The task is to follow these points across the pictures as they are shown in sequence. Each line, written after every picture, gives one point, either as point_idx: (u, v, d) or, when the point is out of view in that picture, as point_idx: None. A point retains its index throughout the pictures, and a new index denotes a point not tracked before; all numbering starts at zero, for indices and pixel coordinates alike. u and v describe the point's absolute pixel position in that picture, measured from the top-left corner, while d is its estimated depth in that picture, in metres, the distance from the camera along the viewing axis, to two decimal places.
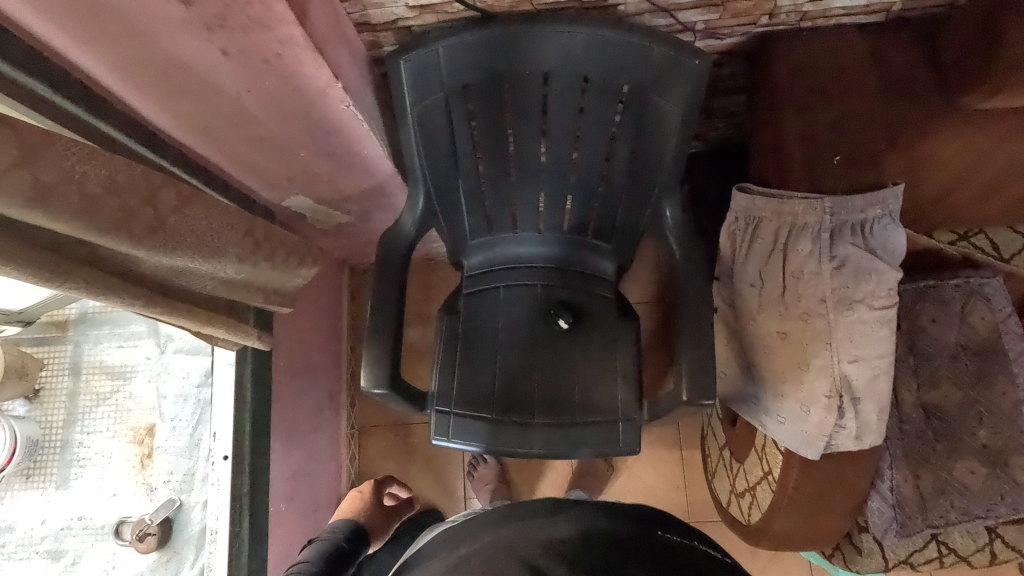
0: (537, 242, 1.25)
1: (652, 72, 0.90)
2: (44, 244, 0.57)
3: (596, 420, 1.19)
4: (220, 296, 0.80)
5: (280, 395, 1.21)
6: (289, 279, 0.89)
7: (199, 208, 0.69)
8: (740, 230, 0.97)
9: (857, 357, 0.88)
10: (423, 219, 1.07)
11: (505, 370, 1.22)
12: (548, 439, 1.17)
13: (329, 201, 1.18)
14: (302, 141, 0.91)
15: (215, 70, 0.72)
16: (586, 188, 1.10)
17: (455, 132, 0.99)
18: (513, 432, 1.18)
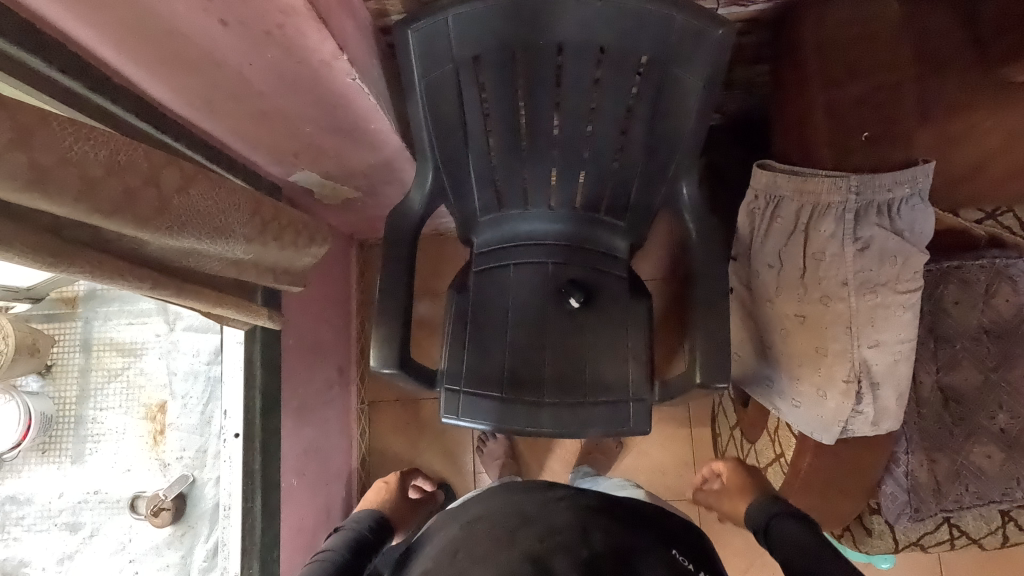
0: (549, 219, 1.22)
1: (671, 43, 0.86)
2: (44, 226, 0.55)
3: (606, 399, 1.18)
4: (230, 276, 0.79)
5: (290, 372, 1.22)
6: (299, 258, 0.88)
7: (205, 187, 0.67)
8: (759, 208, 0.93)
9: (878, 342, 0.85)
10: (432, 196, 1.04)
11: (515, 349, 1.21)
12: (559, 418, 1.17)
13: (336, 176, 1.16)
14: (307, 114, 0.88)
15: (216, 42, 0.69)
16: (600, 164, 1.06)
17: (465, 104, 0.96)
18: (522, 411, 1.18)
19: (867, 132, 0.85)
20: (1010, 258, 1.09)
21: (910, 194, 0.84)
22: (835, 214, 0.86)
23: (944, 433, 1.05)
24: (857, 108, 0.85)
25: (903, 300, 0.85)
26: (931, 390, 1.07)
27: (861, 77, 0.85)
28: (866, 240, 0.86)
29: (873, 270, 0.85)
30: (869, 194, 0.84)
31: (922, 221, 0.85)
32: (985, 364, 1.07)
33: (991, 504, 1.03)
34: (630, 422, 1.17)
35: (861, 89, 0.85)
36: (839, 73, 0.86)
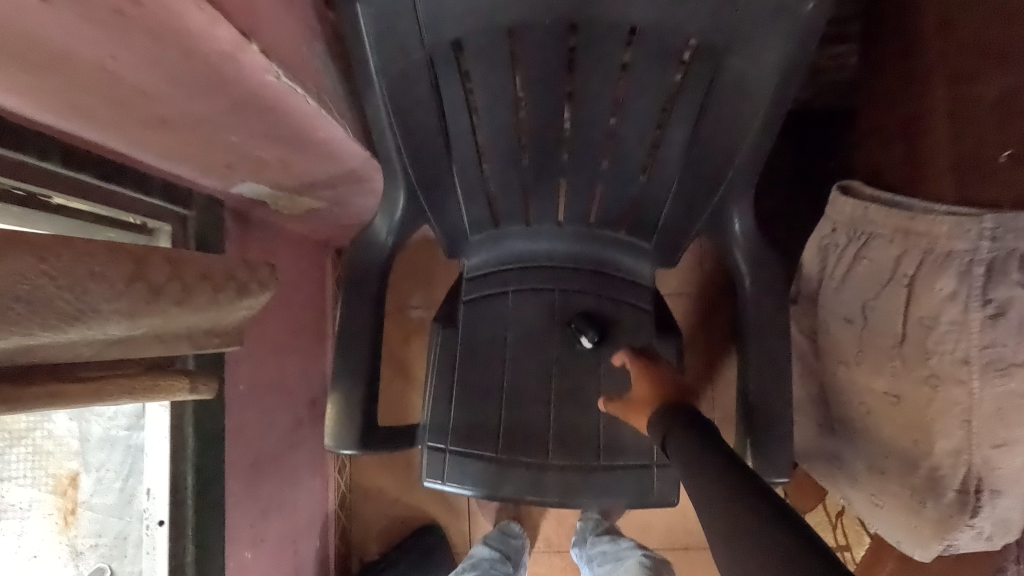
0: (557, 239, 0.98)
1: (730, 21, 0.62)
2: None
3: (624, 463, 0.96)
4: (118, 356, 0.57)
5: (243, 423, 1.01)
6: (228, 312, 0.66)
7: (28, 261, 0.42)
8: (836, 244, 0.79)
9: (1005, 442, 0.64)
10: (405, 221, 0.81)
11: (513, 399, 0.99)
12: (565, 486, 0.96)
13: (289, 187, 0.93)
14: (229, 122, 0.64)
15: (56, 29, 0.43)
16: (623, 176, 0.82)
17: (446, 103, 0.72)
18: (522, 476, 0.96)
19: (1009, 151, 0.63)
20: None
21: None
22: (956, 266, 0.64)
23: None
24: (993, 116, 0.65)
25: None
26: None
27: (1008, 73, 0.64)
28: (1003, 304, 0.62)
29: (1008, 348, 0.62)
30: (1007, 241, 0.62)
31: None
32: None
33: None
34: (652, 492, 0.96)
35: (1002, 90, 0.65)
36: (976, 70, 0.68)
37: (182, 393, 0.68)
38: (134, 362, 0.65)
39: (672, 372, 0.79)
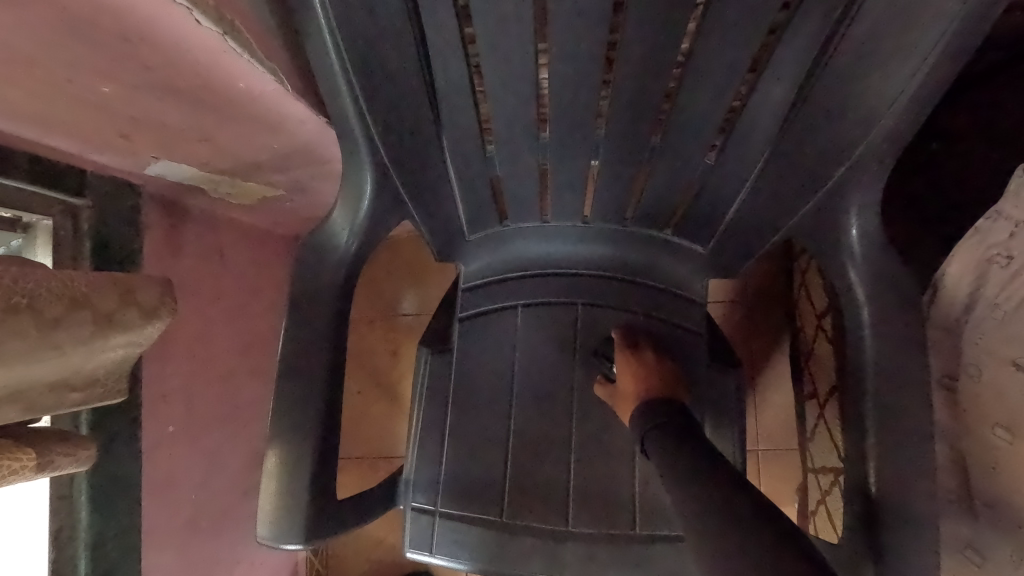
0: (581, 239, 0.75)
1: None
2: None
3: (670, 534, 0.73)
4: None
5: (172, 474, 0.78)
6: (87, 354, 0.48)
7: None
8: (999, 261, 0.56)
9: None
10: (375, 215, 0.57)
11: (522, 445, 0.76)
12: (592, 563, 0.73)
13: (227, 167, 0.69)
14: (76, 53, 0.41)
15: None
16: (678, 154, 0.59)
17: (428, 41, 0.48)
18: (535, 550, 0.73)
19: None
20: None
21: None
22: None
23: None
24: None
25: None
26: None
27: None
28: None
29: None
30: None
31: None
32: None
33: None
34: None
35: None
36: None
37: (32, 477, 0.48)
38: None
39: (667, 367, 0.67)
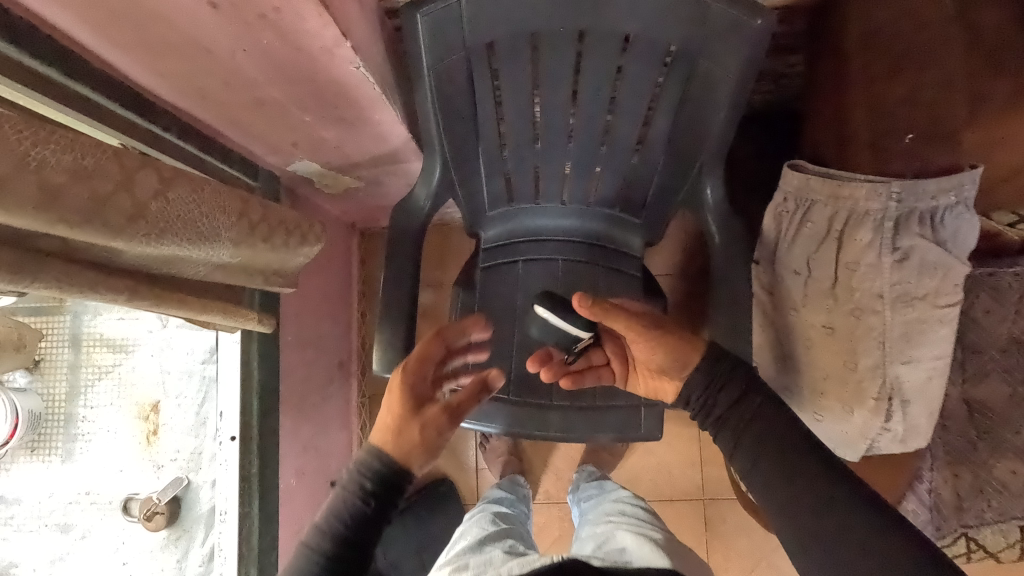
0: (559, 214, 1.13)
1: (702, 32, 0.79)
2: (1, 238, 0.47)
3: (617, 403, 1.13)
4: (204, 279, 0.72)
5: (287, 369, 1.15)
6: (291, 259, 0.82)
7: (184, 190, 0.59)
8: (787, 211, 0.88)
9: (910, 359, 0.81)
10: (438, 191, 0.97)
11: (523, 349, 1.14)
12: (568, 422, 1.12)
13: (338, 166, 1.07)
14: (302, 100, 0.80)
15: (204, 26, 0.61)
16: (616, 159, 0.99)
17: (478, 96, 0.89)
18: (531, 413, 1.12)
19: (911, 134, 0.78)
20: None
21: (955, 202, 0.76)
22: (873, 223, 0.79)
23: (967, 446, 1.03)
24: (901, 108, 0.78)
25: (942, 314, 0.80)
26: (957, 402, 1.05)
27: (905, 75, 0.77)
28: (906, 251, 0.79)
29: (912, 283, 0.79)
30: (910, 201, 0.77)
31: (966, 230, 0.78)
32: (1011, 378, 1.03)
33: (1010, 521, 1.02)
34: (639, 428, 1.12)
35: (905, 88, 0.77)
36: (878, 72, 0.80)
37: (251, 326, 0.85)
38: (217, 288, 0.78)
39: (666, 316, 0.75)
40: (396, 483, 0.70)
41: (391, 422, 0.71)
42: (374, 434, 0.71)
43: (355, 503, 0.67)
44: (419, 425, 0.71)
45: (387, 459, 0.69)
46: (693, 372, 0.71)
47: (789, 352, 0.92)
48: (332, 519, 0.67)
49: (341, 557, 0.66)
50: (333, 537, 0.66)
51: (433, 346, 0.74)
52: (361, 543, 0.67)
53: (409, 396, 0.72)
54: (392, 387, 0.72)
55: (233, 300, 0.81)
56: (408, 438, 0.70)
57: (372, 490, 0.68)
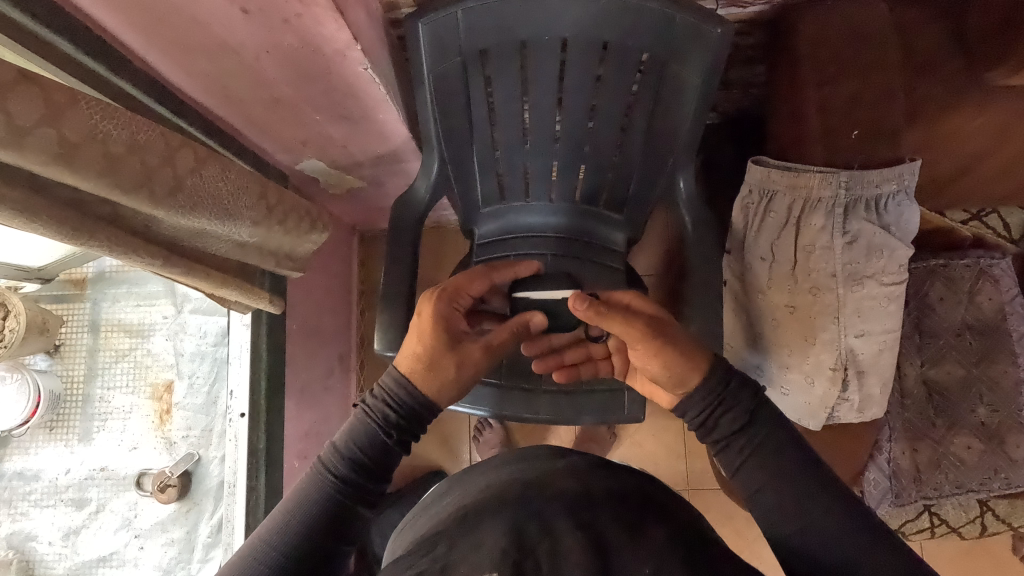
0: (547, 212, 1.17)
1: (671, 41, 0.88)
2: (67, 200, 0.57)
3: (603, 387, 1.10)
4: (221, 254, 0.78)
5: (292, 356, 1.20)
6: (300, 244, 0.89)
7: (215, 170, 0.70)
8: (752, 203, 0.96)
9: (864, 332, 0.91)
10: (436, 185, 1.06)
11: None
12: (555, 405, 1.10)
13: (342, 165, 1.14)
14: (314, 99, 0.88)
15: (236, 30, 0.71)
16: (600, 158, 1.06)
17: (472, 99, 0.97)
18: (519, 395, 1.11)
19: (857, 130, 0.89)
20: (993, 258, 1.15)
21: (897, 191, 0.88)
22: (825, 209, 0.89)
23: (926, 424, 1.10)
24: (847, 107, 0.88)
25: (888, 293, 0.90)
26: (914, 382, 1.11)
27: (855, 76, 0.88)
28: (855, 234, 0.90)
29: (861, 263, 0.90)
30: (857, 189, 0.88)
31: (908, 216, 0.89)
32: (967, 359, 1.11)
33: (969, 493, 1.08)
34: (623, 410, 1.09)
35: (853, 87, 0.88)
36: (833, 73, 0.88)
37: (264, 306, 0.90)
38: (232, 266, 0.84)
39: (654, 317, 0.74)
40: (414, 415, 0.73)
41: (430, 351, 0.76)
42: (400, 362, 0.75)
43: (373, 429, 0.70)
44: (457, 357, 0.78)
45: (415, 390, 0.73)
46: (689, 391, 0.69)
47: (758, 331, 1.00)
48: (349, 442, 0.69)
49: (356, 478, 0.68)
50: (350, 459, 0.68)
51: (467, 292, 0.85)
52: (375, 468, 0.69)
53: (449, 329, 0.78)
54: (430, 319, 0.78)
55: (247, 280, 0.87)
56: (445, 368, 0.76)
57: (391, 419, 0.71)
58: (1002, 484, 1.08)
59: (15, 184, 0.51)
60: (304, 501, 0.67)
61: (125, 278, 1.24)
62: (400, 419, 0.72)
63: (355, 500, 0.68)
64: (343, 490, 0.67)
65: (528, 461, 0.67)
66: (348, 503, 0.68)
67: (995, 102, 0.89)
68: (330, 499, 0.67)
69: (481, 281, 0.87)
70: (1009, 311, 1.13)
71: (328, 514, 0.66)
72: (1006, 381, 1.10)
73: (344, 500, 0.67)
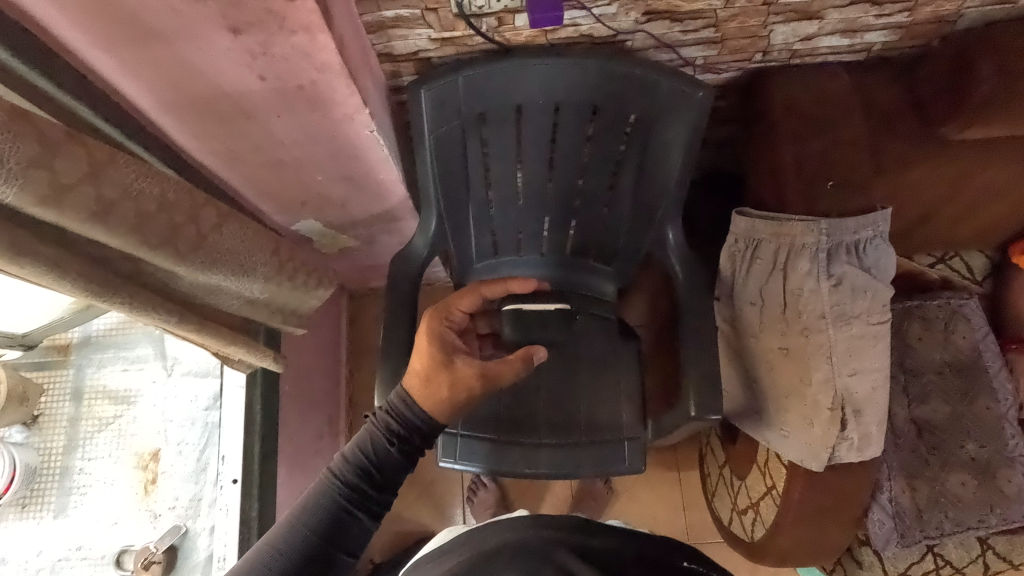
0: (540, 265, 1.19)
1: (657, 104, 0.94)
2: (99, 258, 0.62)
3: (603, 438, 1.09)
4: (227, 308, 0.79)
5: (285, 419, 1.15)
6: (306, 300, 0.90)
7: (235, 228, 0.73)
8: (739, 251, 1.01)
9: (856, 371, 0.94)
10: (434, 241, 1.08)
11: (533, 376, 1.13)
12: (556, 459, 1.07)
13: (338, 225, 1.15)
14: (317, 161, 0.91)
15: (253, 97, 0.74)
16: (589, 214, 1.11)
17: (469, 159, 1.01)
18: (520, 453, 1.08)
19: (833, 181, 0.96)
20: (961, 298, 1.20)
21: (873, 235, 0.95)
22: (809, 254, 0.94)
23: (921, 461, 1.12)
24: (821, 161, 0.96)
25: (875, 331, 0.94)
26: (904, 421, 1.14)
27: (822, 134, 0.96)
28: (839, 277, 0.95)
29: (847, 304, 0.94)
30: (838, 235, 0.94)
31: (884, 258, 0.96)
32: (951, 397, 1.16)
33: (970, 531, 1.10)
34: (624, 460, 1.07)
35: (822, 144, 0.96)
36: (802, 132, 0.97)
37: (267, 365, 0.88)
38: (233, 324, 0.83)
39: None
40: (421, 428, 0.71)
41: (425, 369, 0.72)
42: (407, 381, 0.73)
43: (381, 438, 0.69)
44: (449, 377, 0.72)
45: (420, 406, 0.71)
46: None
47: (755, 375, 1.03)
48: (357, 450, 0.69)
49: (362, 486, 0.67)
50: (358, 467, 0.68)
51: (460, 308, 0.82)
52: (381, 477, 0.69)
53: (445, 347, 0.75)
54: (425, 338, 0.76)
55: (250, 338, 0.85)
56: (438, 389, 0.71)
57: (397, 428, 0.70)
58: (999, 520, 1.10)
59: (46, 242, 0.54)
60: (310, 507, 0.65)
61: (112, 343, 1.23)
62: (408, 430, 0.71)
63: (359, 510, 0.67)
64: (349, 498, 0.66)
65: (556, 525, 0.71)
66: (352, 511, 0.66)
67: (953, 154, 0.97)
68: (336, 507, 0.66)
69: (473, 297, 0.84)
70: (982, 348, 1.18)
71: (334, 522, 0.65)
72: (990, 417, 1.15)
73: (350, 509, 0.66)
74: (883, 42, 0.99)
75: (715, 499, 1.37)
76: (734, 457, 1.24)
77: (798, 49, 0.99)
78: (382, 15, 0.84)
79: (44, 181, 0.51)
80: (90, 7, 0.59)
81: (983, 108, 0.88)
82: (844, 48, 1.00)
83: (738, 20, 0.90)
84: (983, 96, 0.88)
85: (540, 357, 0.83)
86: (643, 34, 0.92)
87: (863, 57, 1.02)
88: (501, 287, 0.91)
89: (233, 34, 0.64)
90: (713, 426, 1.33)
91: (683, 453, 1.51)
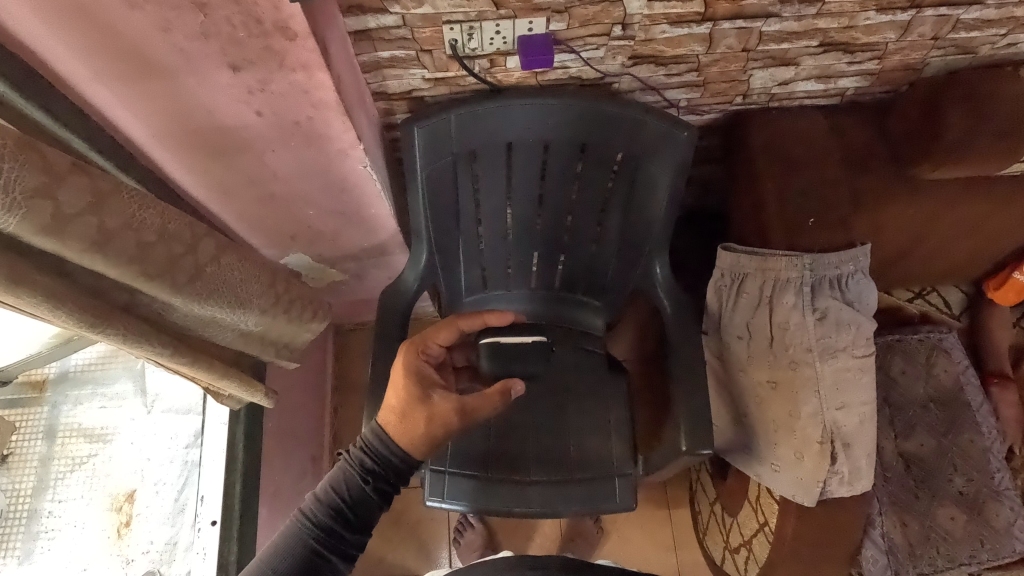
0: (527, 299, 1.20)
1: (643, 144, 0.97)
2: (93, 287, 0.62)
3: (592, 475, 1.07)
4: (218, 342, 0.78)
5: (267, 458, 1.12)
6: (299, 333, 0.89)
7: (232, 260, 0.73)
8: (725, 286, 1.03)
9: (844, 404, 0.94)
10: (424, 274, 1.08)
11: (522, 410, 1.12)
12: (547, 497, 1.05)
13: (328, 259, 1.15)
14: (309, 195, 0.91)
15: (250, 131, 0.75)
16: (578, 249, 1.12)
17: (460, 195, 1.02)
18: (510, 490, 1.05)
19: (814, 218, 0.98)
20: (941, 332, 1.23)
21: (855, 270, 0.97)
22: (794, 287, 0.96)
23: (911, 496, 1.12)
24: (801, 199, 0.99)
25: (860, 364, 0.96)
26: (893, 455, 1.14)
27: (802, 172, 1.00)
28: (824, 310, 0.96)
29: (832, 337, 0.95)
30: (820, 270, 0.96)
31: (867, 292, 0.98)
32: (937, 431, 1.17)
33: (962, 567, 1.10)
34: (615, 498, 1.05)
35: (802, 182, 0.99)
36: (783, 170, 1.00)
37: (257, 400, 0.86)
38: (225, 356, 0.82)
39: None
40: (396, 464, 0.70)
41: (400, 405, 0.71)
42: (382, 417, 0.71)
43: (356, 477, 0.67)
44: (426, 413, 0.71)
45: (394, 441, 0.70)
46: None
47: (745, 408, 1.03)
48: (331, 490, 0.67)
49: (335, 527, 0.65)
50: (332, 508, 0.66)
51: (437, 341, 0.82)
52: (355, 516, 0.67)
53: (422, 382, 0.74)
54: (401, 372, 0.75)
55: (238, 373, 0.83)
56: (415, 423, 0.70)
57: (371, 465, 0.68)
58: (989, 555, 1.10)
59: (41, 271, 0.53)
60: (281, 551, 0.63)
61: (90, 379, 1.20)
62: (384, 466, 0.69)
63: (332, 552, 0.65)
64: (322, 541, 0.64)
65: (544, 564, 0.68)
66: (325, 554, 0.64)
67: (926, 193, 1.01)
68: (309, 551, 0.63)
69: (450, 331, 0.83)
70: (964, 381, 1.20)
71: (305, 567, 0.63)
72: (975, 450, 1.16)
73: (322, 552, 0.64)
74: (855, 87, 1.04)
75: (708, 537, 1.35)
76: (726, 493, 1.23)
77: (777, 93, 1.04)
78: (378, 55, 0.86)
79: (45, 212, 0.51)
80: (94, 42, 0.60)
81: (952, 150, 0.93)
82: (819, 93, 1.05)
83: (720, 64, 0.95)
84: (952, 139, 0.93)
85: (519, 391, 0.80)
86: (630, 76, 0.96)
87: (837, 100, 1.07)
88: (482, 318, 0.91)
89: (233, 71, 0.65)
90: (704, 462, 1.32)
91: (673, 490, 1.49)
